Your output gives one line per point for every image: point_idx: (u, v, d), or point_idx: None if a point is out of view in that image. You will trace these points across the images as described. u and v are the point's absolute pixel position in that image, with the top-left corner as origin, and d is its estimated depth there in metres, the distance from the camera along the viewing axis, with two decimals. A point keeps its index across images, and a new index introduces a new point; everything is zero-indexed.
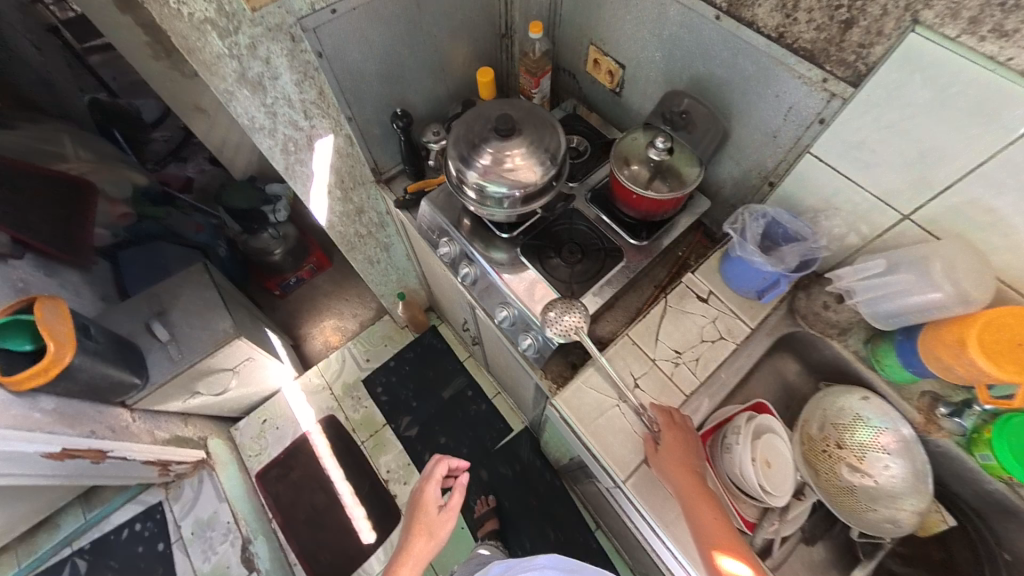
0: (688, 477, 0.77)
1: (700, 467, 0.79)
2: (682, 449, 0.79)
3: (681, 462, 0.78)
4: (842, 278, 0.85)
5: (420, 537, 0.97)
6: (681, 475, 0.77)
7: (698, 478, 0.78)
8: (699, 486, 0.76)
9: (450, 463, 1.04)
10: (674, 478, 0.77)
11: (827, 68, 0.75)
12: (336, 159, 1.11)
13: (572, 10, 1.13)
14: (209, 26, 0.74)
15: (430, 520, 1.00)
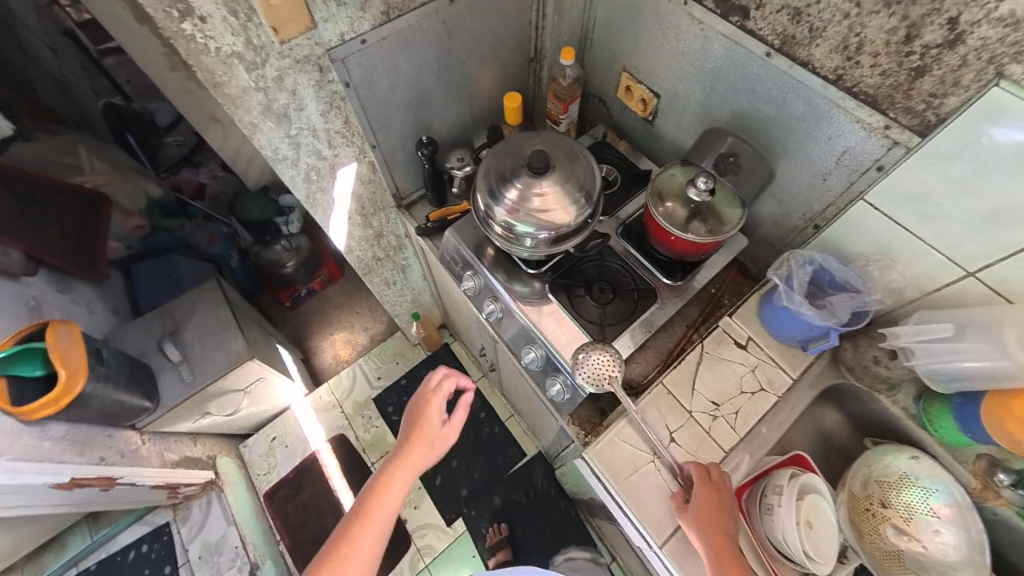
0: (719, 541, 0.73)
1: (733, 532, 0.74)
2: (715, 511, 0.75)
3: (713, 525, 0.74)
4: (899, 336, 0.80)
5: (419, 446, 0.95)
6: (711, 539, 0.73)
7: (730, 545, 0.73)
8: (731, 554, 0.72)
9: (459, 380, 1.00)
10: (703, 541, 0.73)
11: (890, 115, 0.71)
12: (358, 186, 1.07)
13: (604, 34, 1.09)
14: (236, 59, 0.70)
15: (430, 431, 0.97)
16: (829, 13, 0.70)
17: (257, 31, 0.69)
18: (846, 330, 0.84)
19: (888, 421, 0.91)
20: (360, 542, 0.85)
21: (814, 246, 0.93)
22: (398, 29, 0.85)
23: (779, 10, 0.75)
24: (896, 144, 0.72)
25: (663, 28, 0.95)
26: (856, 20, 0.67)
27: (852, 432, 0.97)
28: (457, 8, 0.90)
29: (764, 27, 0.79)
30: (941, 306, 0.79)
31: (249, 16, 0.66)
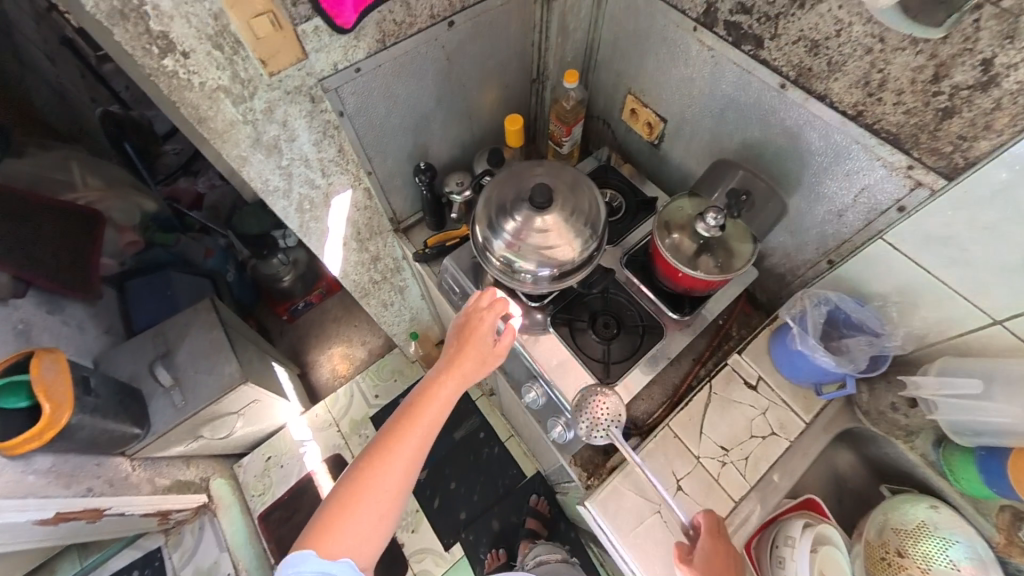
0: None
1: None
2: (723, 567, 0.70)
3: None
4: (921, 387, 0.76)
5: (467, 359, 0.82)
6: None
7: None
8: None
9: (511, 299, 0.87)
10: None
11: (915, 155, 0.66)
12: (353, 213, 1.04)
13: (610, 55, 1.05)
14: (223, 94, 0.67)
15: (480, 344, 0.84)
16: (850, 47, 0.66)
17: (244, 64, 0.65)
18: (862, 375, 0.81)
19: (904, 466, 0.87)
20: (397, 451, 0.75)
21: (828, 281, 0.89)
22: (394, 55, 0.81)
23: (796, 42, 0.71)
24: (920, 185, 0.68)
25: (672, 53, 0.91)
26: (879, 55, 0.63)
27: (867, 474, 0.93)
28: (457, 32, 0.86)
29: (779, 58, 0.75)
30: (964, 352, 0.75)
31: (235, 50, 0.63)
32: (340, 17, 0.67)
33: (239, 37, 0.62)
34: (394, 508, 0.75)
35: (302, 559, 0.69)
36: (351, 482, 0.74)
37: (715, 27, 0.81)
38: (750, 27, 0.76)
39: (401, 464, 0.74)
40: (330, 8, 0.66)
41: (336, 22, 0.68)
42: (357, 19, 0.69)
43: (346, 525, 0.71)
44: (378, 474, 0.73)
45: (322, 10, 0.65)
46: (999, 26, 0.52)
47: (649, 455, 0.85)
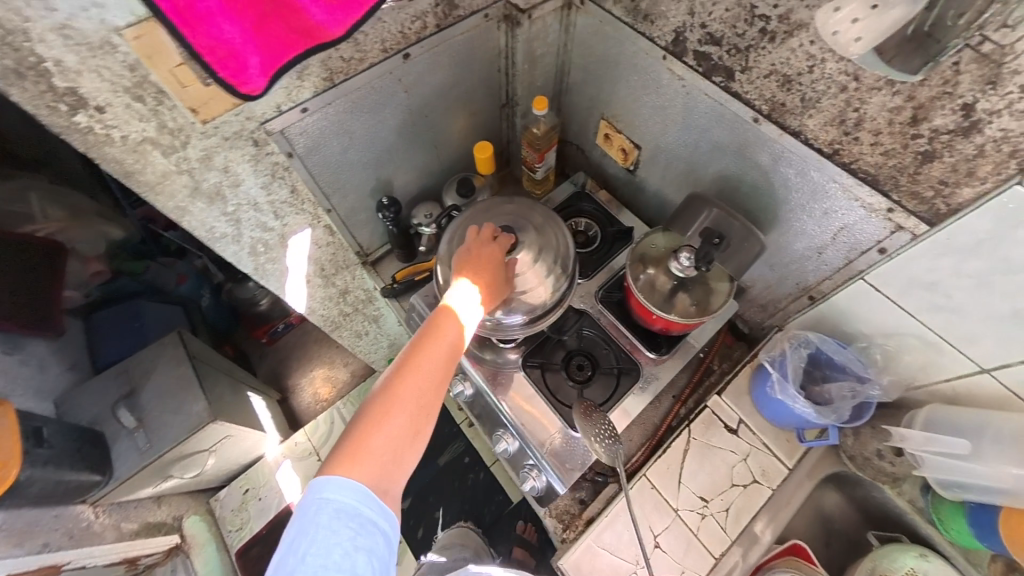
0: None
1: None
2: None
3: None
4: (909, 441, 0.72)
5: (489, 276, 0.77)
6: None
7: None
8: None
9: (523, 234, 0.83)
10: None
11: (895, 198, 0.62)
12: (315, 250, 0.99)
13: (582, 79, 1.00)
14: (151, 145, 0.62)
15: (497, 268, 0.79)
16: (824, 84, 0.61)
17: (170, 114, 0.60)
18: (848, 425, 0.78)
19: (891, 509, 0.83)
20: (426, 363, 0.66)
21: (809, 318, 0.85)
22: (346, 92, 0.75)
23: (768, 75, 0.67)
24: (900, 228, 0.64)
25: (643, 80, 0.86)
26: (854, 94, 0.59)
27: (855, 516, 0.89)
28: (414, 64, 0.81)
29: (751, 91, 0.70)
30: (953, 398, 0.71)
31: (159, 100, 0.58)
32: (244, 85, 0.52)
33: (163, 87, 0.57)
34: (423, 432, 0.64)
35: (327, 493, 0.56)
36: (378, 401, 0.63)
37: (685, 57, 0.76)
38: (720, 59, 0.71)
39: (431, 379, 0.66)
40: (230, 75, 0.51)
41: (239, 88, 0.53)
42: (267, 83, 0.55)
43: (376, 445, 0.60)
44: (408, 389, 0.64)
45: (220, 78, 0.51)
46: (981, 71, 0.47)
47: (616, 516, 0.82)
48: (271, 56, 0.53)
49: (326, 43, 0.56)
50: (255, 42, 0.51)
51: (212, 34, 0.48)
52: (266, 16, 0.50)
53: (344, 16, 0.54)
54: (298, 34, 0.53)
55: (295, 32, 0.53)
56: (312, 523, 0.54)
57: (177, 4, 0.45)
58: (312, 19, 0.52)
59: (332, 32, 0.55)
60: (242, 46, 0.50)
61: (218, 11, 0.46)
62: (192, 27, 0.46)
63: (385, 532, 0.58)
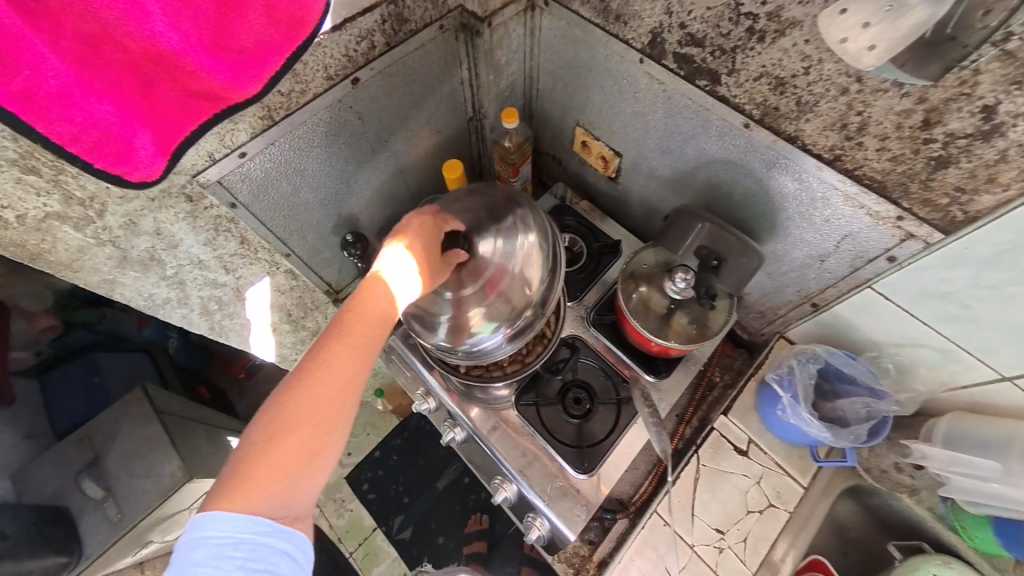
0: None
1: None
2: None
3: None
4: (931, 461, 0.70)
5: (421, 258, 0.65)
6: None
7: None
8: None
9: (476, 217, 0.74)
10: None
11: (905, 205, 0.57)
12: (278, 297, 0.91)
13: (552, 86, 0.92)
14: (56, 220, 0.54)
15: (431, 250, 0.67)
16: (822, 86, 0.55)
17: (76, 182, 0.52)
18: (865, 444, 0.74)
19: (908, 515, 0.81)
20: (338, 358, 0.53)
21: (814, 324, 0.80)
22: (289, 130, 0.66)
23: (758, 78, 0.60)
24: (911, 237, 0.59)
25: (619, 84, 0.79)
26: (857, 97, 0.53)
27: (872, 524, 0.86)
28: (365, 89, 0.72)
29: (740, 95, 0.64)
30: (970, 406, 0.69)
31: (59, 169, 0.49)
32: (134, 171, 0.41)
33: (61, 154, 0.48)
34: (336, 443, 0.53)
35: (207, 531, 0.45)
36: (278, 406, 0.51)
37: (663, 59, 0.69)
38: (703, 61, 0.64)
39: (343, 378, 0.53)
40: (114, 164, 0.39)
41: (130, 177, 0.41)
42: (168, 164, 0.43)
43: (276, 463, 0.49)
44: (313, 393, 0.51)
45: (98, 168, 0.39)
46: (1005, 69, 0.42)
47: (629, 560, 0.79)
48: (166, 130, 0.41)
49: (240, 103, 0.44)
50: (140, 116, 0.39)
51: (74, 117, 0.36)
52: (149, 81, 0.38)
53: (257, 69, 0.42)
54: (200, 97, 0.42)
55: (195, 94, 0.41)
56: (188, 565, 0.44)
57: (12, 87, 0.32)
58: (214, 79, 0.40)
59: (248, 90, 0.43)
60: (123, 126, 0.38)
61: (78, 88, 0.35)
62: (41, 115, 0.34)
63: (289, 553, 0.49)
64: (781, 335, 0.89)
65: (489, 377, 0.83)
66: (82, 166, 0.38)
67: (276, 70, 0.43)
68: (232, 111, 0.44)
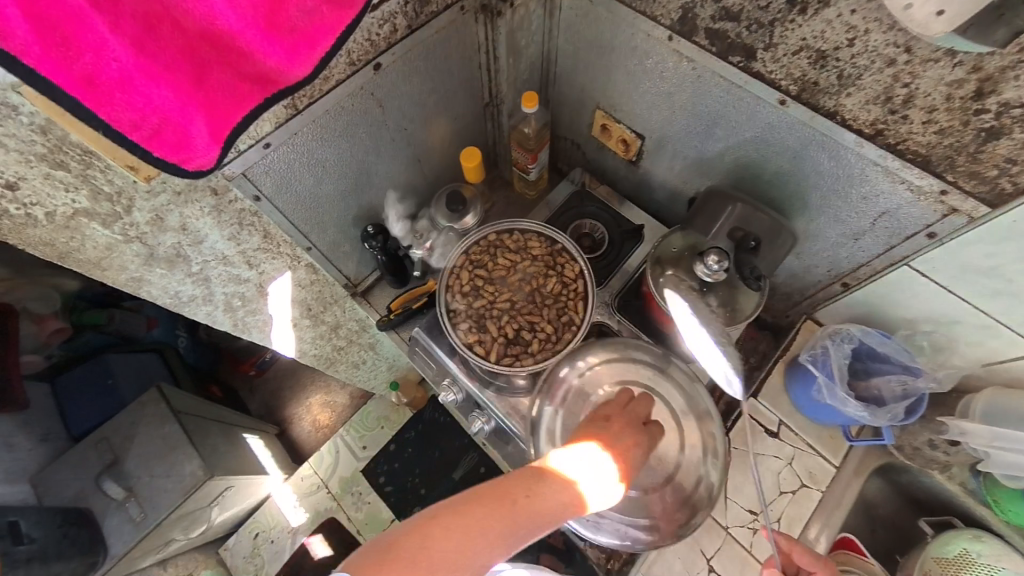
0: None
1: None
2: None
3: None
4: (970, 437, 0.70)
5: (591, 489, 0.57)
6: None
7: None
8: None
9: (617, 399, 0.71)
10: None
11: (950, 179, 0.56)
12: (299, 292, 0.90)
13: (570, 68, 0.90)
14: (85, 217, 0.53)
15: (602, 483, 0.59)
16: (866, 58, 0.53)
17: (104, 177, 0.50)
18: (902, 423, 0.74)
19: (938, 491, 0.81)
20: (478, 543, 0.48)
21: (843, 305, 0.80)
22: (312, 118, 0.64)
23: (797, 52, 0.58)
24: (955, 212, 0.58)
25: (644, 65, 0.77)
26: (904, 68, 0.51)
27: (900, 502, 0.87)
28: (386, 75, 0.70)
29: (776, 70, 0.62)
30: (1008, 381, 0.69)
31: (87, 163, 0.48)
32: (192, 159, 0.42)
33: (88, 147, 0.47)
34: None
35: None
36: (421, 531, 0.48)
37: (694, 36, 0.67)
38: (738, 36, 0.63)
39: (477, 547, 0.48)
40: (172, 153, 0.41)
41: (186, 167, 0.43)
42: (221, 152, 0.44)
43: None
44: (448, 551, 0.47)
45: (158, 157, 0.40)
46: None
47: (665, 545, 0.79)
48: (219, 117, 0.42)
49: (291, 87, 0.45)
50: (195, 102, 0.40)
51: (134, 103, 0.37)
52: (202, 64, 0.40)
53: (307, 50, 0.43)
54: (252, 80, 0.43)
55: (248, 78, 0.42)
56: None
57: (73, 72, 0.34)
58: (268, 60, 0.42)
59: (297, 73, 0.44)
60: (180, 113, 0.40)
61: (136, 72, 0.36)
62: (102, 101, 0.36)
63: None
64: (808, 317, 0.88)
65: (518, 366, 0.75)
66: (141, 154, 0.40)
67: (326, 51, 0.45)
68: (283, 97, 0.45)
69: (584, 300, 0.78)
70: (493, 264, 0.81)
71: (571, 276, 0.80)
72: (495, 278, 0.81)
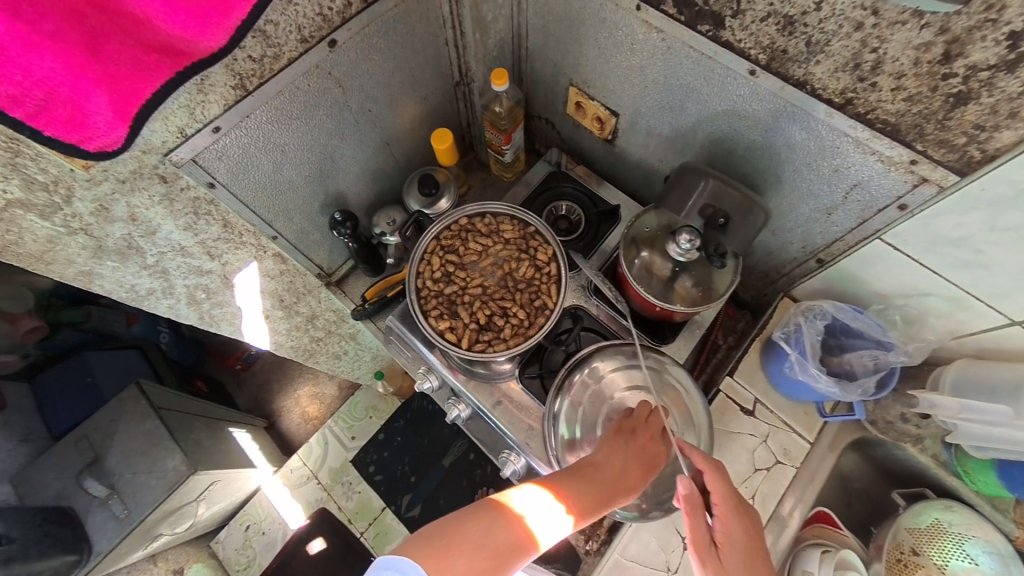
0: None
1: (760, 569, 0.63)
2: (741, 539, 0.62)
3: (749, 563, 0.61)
4: (943, 412, 0.69)
5: (620, 485, 0.65)
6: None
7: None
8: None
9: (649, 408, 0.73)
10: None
11: (919, 148, 0.55)
12: (269, 283, 0.88)
13: (541, 44, 0.87)
14: (20, 208, 0.51)
15: (632, 482, 0.66)
16: (834, 23, 0.51)
17: (36, 165, 0.48)
18: (874, 397, 0.74)
19: (912, 464, 0.82)
20: (533, 505, 0.59)
21: (818, 280, 0.80)
22: (265, 100, 0.61)
23: (765, 18, 0.56)
24: (925, 181, 0.57)
25: (614, 37, 0.74)
26: (872, 32, 0.50)
27: (876, 474, 0.88)
28: (344, 53, 0.67)
29: (745, 39, 0.60)
30: (978, 353, 0.69)
31: (14, 151, 0.46)
32: (93, 138, 0.41)
33: (12, 132, 0.44)
34: (503, 549, 0.55)
35: (387, 570, 0.50)
36: (484, 521, 0.56)
37: (661, 5, 0.65)
38: (705, 3, 0.60)
39: (528, 535, 0.56)
40: (67, 132, 0.40)
41: (86, 147, 0.41)
42: (129, 131, 0.43)
43: (453, 567, 0.52)
44: (507, 534, 0.56)
45: (52, 136, 0.39)
46: None
47: (641, 525, 0.79)
48: (123, 91, 0.40)
49: (203, 58, 0.43)
50: (91, 75, 0.38)
51: (11, 75, 0.35)
52: (95, 32, 0.37)
53: (217, 19, 0.41)
54: (157, 51, 0.41)
55: (153, 48, 0.40)
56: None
57: None
58: (172, 30, 0.40)
59: (209, 43, 0.42)
60: (71, 87, 0.38)
61: (10, 41, 0.34)
62: None
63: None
64: (785, 294, 0.87)
65: (491, 352, 0.74)
66: (31, 133, 0.38)
67: (241, 18, 0.42)
68: (195, 69, 0.43)
69: (557, 283, 0.77)
70: (465, 249, 0.79)
71: (544, 259, 0.78)
72: (466, 263, 0.79)
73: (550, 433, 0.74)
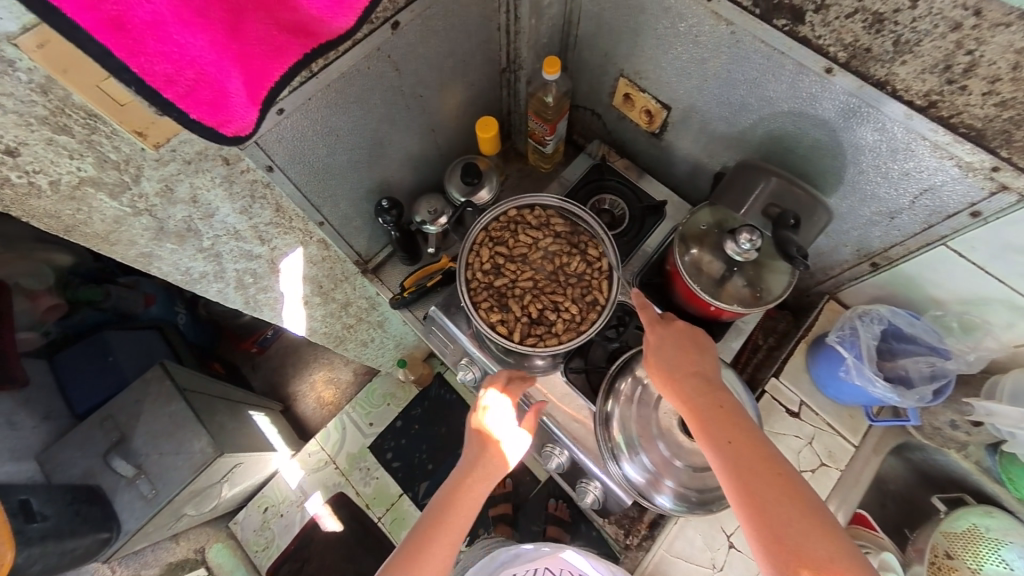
0: (691, 384, 0.62)
1: (712, 374, 0.63)
2: (679, 346, 0.65)
3: (687, 365, 0.63)
4: (996, 418, 0.70)
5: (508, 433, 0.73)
6: (678, 386, 0.62)
7: (706, 387, 0.61)
8: (716, 408, 0.59)
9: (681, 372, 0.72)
10: (676, 392, 0.62)
11: (1003, 156, 0.53)
12: (311, 270, 0.87)
13: (594, 32, 0.85)
14: (91, 186, 0.51)
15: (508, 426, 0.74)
16: (929, 22, 0.50)
17: (110, 144, 0.48)
18: (929, 404, 0.74)
19: (951, 468, 0.83)
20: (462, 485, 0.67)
21: (872, 284, 0.79)
22: (326, 83, 0.60)
23: (851, 14, 0.54)
24: (1005, 189, 0.55)
25: (677, 27, 0.72)
26: (970, 33, 0.48)
27: (913, 478, 0.88)
28: (404, 35, 0.65)
29: (825, 35, 0.58)
30: None
31: (92, 127, 0.46)
32: (229, 123, 0.40)
33: (92, 109, 0.44)
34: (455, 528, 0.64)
35: None
36: (470, 443, 0.71)
37: None
38: None
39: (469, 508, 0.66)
40: (209, 115, 0.39)
41: (224, 131, 0.41)
42: (259, 115, 0.42)
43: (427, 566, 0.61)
44: (489, 470, 0.69)
45: (195, 119, 0.39)
46: None
47: (687, 523, 0.81)
48: (255, 73, 0.40)
49: (332, 40, 0.43)
50: (230, 55, 0.38)
51: (170, 52, 0.35)
52: (239, 10, 0.37)
53: None
54: (290, 31, 0.40)
55: (286, 29, 0.40)
56: None
57: (101, 13, 0.31)
58: (312, 10, 0.40)
59: (340, 23, 0.42)
60: (216, 67, 0.37)
61: (171, 16, 0.34)
62: (136, 48, 0.33)
63: None
64: (831, 297, 0.87)
65: (541, 346, 0.73)
66: (177, 115, 0.38)
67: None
68: (321, 52, 0.43)
69: (610, 279, 0.76)
70: (515, 242, 0.78)
71: (595, 254, 0.78)
72: (516, 256, 0.78)
73: (602, 434, 0.74)
